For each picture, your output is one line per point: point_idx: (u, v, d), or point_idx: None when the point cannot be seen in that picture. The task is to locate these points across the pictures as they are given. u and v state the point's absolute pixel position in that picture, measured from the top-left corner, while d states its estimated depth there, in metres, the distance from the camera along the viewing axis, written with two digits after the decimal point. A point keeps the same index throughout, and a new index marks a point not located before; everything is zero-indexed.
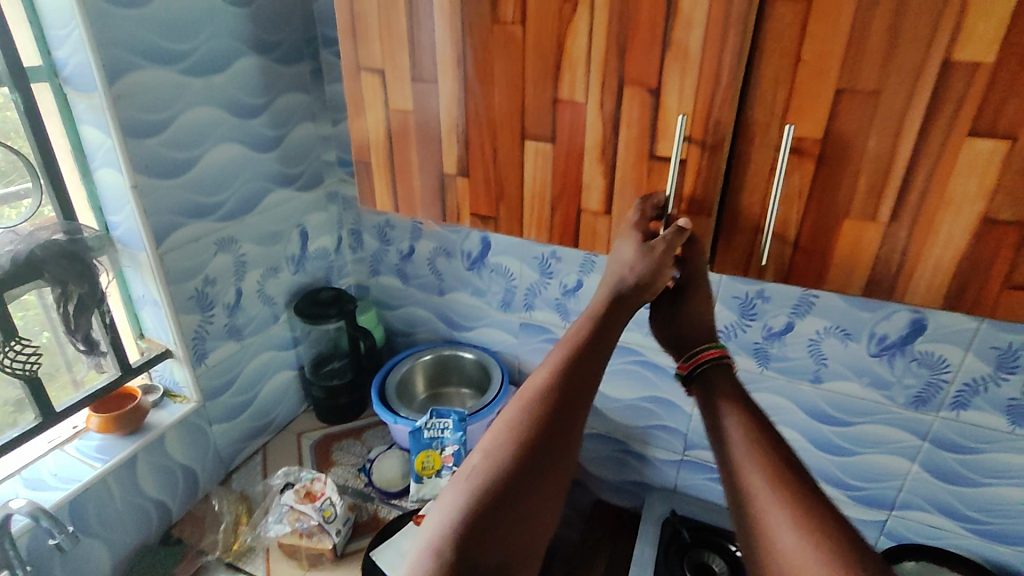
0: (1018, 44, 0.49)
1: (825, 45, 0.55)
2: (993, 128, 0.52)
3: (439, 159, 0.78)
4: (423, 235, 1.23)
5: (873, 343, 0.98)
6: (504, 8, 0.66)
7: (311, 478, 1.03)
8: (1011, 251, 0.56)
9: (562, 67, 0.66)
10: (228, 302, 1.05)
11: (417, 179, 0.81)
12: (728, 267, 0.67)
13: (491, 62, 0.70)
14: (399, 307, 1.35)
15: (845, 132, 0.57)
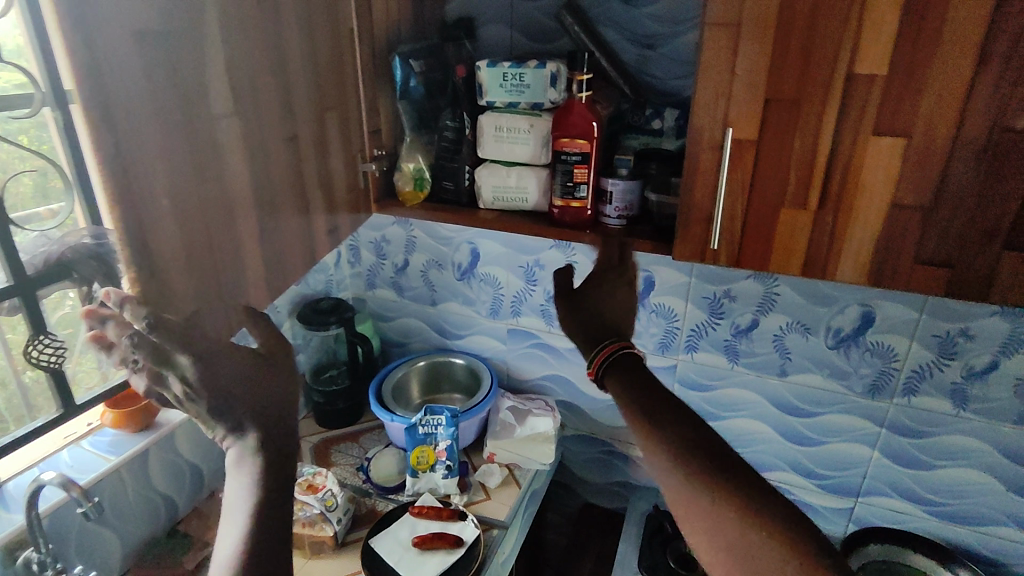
0: (903, 57, 0.60)
1: (751, 62, 0.66)
2: (892, 127, 0.63)
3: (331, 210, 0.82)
4: (416, 248, 1.33)
5: (830, 336, 1.07)
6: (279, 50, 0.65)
7: (314, 472, 1.12)
8: (916, 231, 0.66)
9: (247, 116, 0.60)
10: None
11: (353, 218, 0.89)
12: (686, 255, 0.77)
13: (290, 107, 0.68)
14: (394, 319, 1.43)
15: (774, 134, 0.68)
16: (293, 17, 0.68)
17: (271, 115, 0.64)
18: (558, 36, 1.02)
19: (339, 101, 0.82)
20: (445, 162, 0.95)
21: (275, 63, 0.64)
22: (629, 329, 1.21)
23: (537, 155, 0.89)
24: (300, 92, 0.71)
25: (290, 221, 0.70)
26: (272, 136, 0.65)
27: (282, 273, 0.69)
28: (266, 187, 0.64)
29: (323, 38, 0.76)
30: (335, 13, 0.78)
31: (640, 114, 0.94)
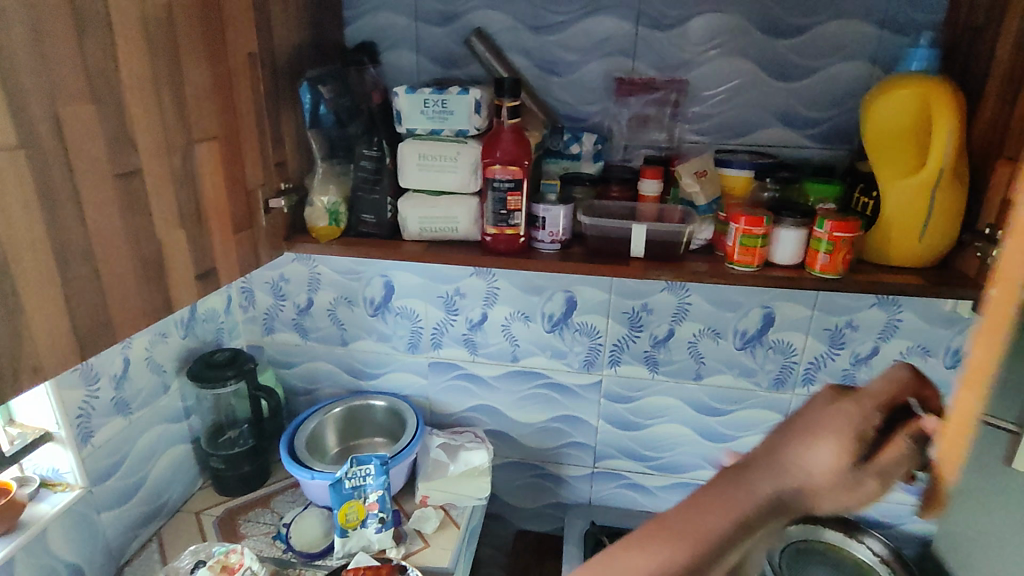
0: None
1: None
2: None
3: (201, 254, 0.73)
4: (322, 286, 1.23)
5: (737, 338, 1.15)
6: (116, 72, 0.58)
7: (225, 551, 0.98)
8: None
9: (52, 153, 0.52)
10: (115, 373, 0.97)
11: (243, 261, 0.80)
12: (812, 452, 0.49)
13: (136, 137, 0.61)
14: (298, 364, 1.32)
15: None
16: (142, 42, 0.61)
17: (90, 152, 0.56)
18: (468, 62, 1.01)
19: (224, 133, 0.74)
20: (364, 193, 0.90)
21: (98, 92, 0.56)
22: (553, 350, 1.21)
23: (465, 184, 0.86)
24: (153, 124, 0.63)
25: (121, 269, 0.61)
26: (92, 176, 0.56)
27: (107, 333, 0.60)
28: (75, 237, 0.55)
29: (200, 71, 0.69)
30: (210, 37, 0.70)
31: (558, 139, 0.96)
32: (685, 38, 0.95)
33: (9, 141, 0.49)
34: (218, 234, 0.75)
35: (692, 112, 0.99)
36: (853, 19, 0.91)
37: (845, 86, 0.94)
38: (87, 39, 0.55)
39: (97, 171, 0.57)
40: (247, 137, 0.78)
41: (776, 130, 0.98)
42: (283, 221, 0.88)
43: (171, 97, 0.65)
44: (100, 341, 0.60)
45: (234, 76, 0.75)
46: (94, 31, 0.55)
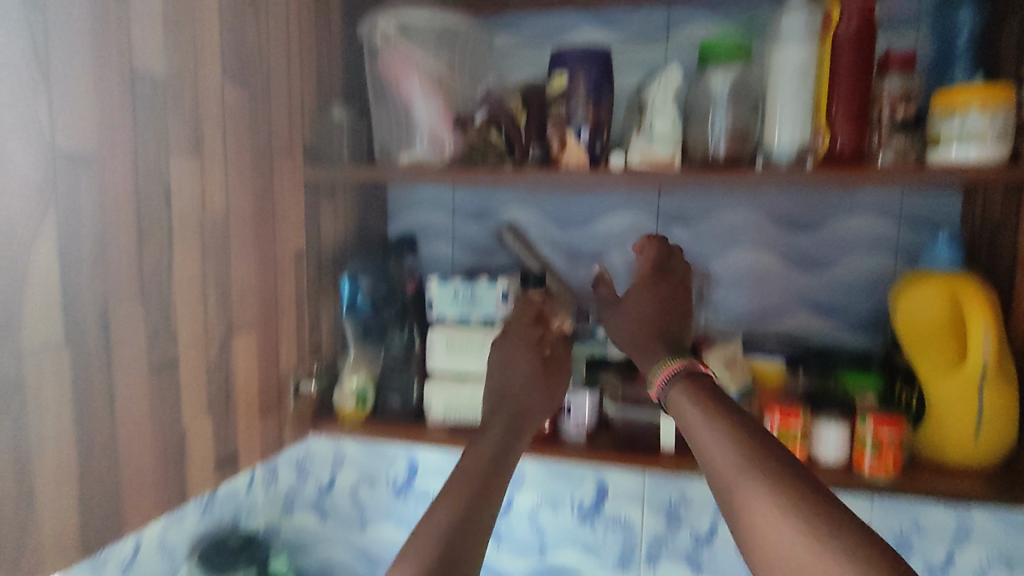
0: None
1: None
2: None
3: (225, 438, 0.73)
4: (345, 464, 1.21)
5: None
6: (167, 272, 0.64)
7: None
8: None
9: (93, 350, 0.56)
10: (122, 559, 0.94)
11: (266, 444, 0.80)
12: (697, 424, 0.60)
13: (178, 326, 0.65)
14: (313, 549, 1.24)
15: None
16: (197, 246, 0.68)
17: (130, 347, 0.60)
18: (499, 251, 1.08)
19: (263, 320, 0.78)
20: (392, 377, 0.92)
21: (147, 291, 0.61)
22: (584, 542, 1.11)
23: None
24: (194, 318, 0.67)
25: (138, 459, 0.61)
26: (127, 368, 0.59)
27: (113, 526, 0.59)
28: (101, 429, 0.57)
29: (247, 266, 0.75)
30: (261, 237, 0.77)
31: (585, 323, 0.95)
32: (704, 231, 1.00)
33: (55, 341, 0.52)
34: (245, 417, 0.76)
35: (718, 299, 1.01)
36: (868, 215, 0.94)
37: (869, 276, 0.95)
38: (146, 249, 0.61)
39: (132, 362, 0.60)
40: (286, 324, 0.83)
41: (805, 317, 0.98)
42: (312, 403, 0.89)
43: (216, 291, 0.70)
44: (104, 535, 0.58)
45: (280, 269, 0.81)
46: (154, 240, 0.62)
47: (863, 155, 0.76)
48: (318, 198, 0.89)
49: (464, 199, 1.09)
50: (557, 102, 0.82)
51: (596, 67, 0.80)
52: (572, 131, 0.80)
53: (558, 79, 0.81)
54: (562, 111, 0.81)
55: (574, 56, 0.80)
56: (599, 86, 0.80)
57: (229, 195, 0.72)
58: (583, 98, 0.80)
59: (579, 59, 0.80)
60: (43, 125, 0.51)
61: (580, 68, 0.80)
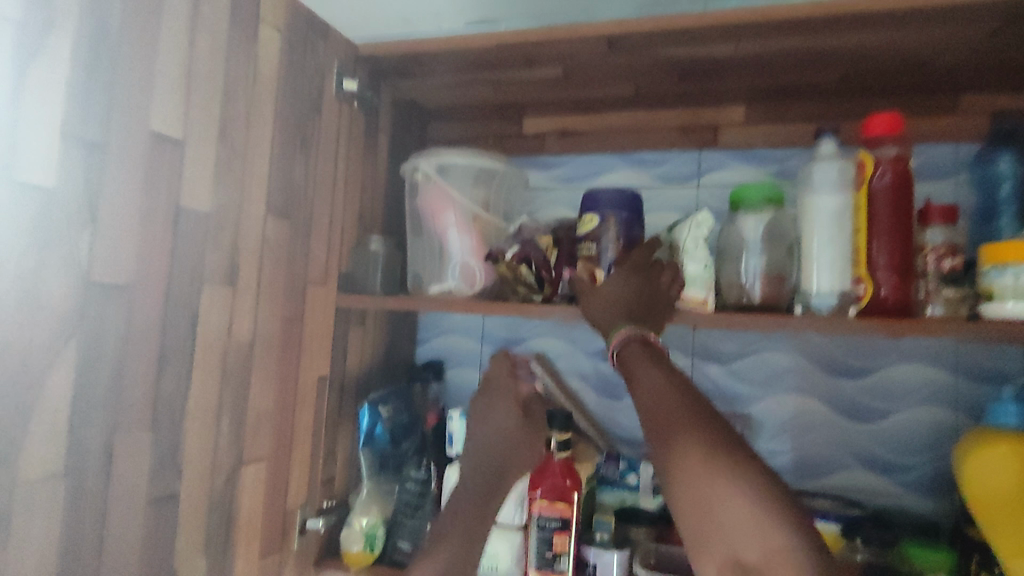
0: None
1: None
2: None
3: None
4: None
5: None
6: (182, 397, 0.63)
7: None
8: None
9: (92, 479, 0.54)
10: None
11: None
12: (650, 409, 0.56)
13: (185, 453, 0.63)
14: None
15: None
16: (216, 372, 0.67)
17: (131, 477, 0.58)
18: None
19: (276, 448, 0.76)
20: (405, 517, 0.85)
21: (158, 420, 0.60)
22: None
23: (509, 517, 0.81)
24: (203, 448, 0.66)
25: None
26: (123, 500, 0.57)
27: None
28: (84, 568, 0.53)
29: (267, 392, 0.74)
30: (284, 362, 0.77)
31: (613, 467, 0.90)
32: (742, 373, 0.96)
33: (54, 471, 0.51)
34: (243, 555, 0.71)
35: (761, 447, 0.93)
36: (921, 364, 0.88)
37: (928, 430, 0.87)
38: (164, 374, 0.61)
39: (131, 493, 0.58)
40: (299, 454, 0.79)
41: (859, 472, 0.89)
42: (318, 541, 0.84)
43: (230, 417, 0.69)
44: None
45: (300, 395, 0.80)
46: (174, 364, 0.62)
47: (907, 305, 0.72)
48: (348, 324, 0.90)
49: (494, 328, 1.08)
50: (586, 241, 0.81)
51: (626, 210, 0.81)
52: (601, 272, 0.79)
53: (588, 219, 0.81)
54: (592, 251, 0.81)
55: (604, 198, 0.81)
56: (630, 228, 0.81)
57: (256, 321, 0.73)
58: (614, 239, 0.80)
59: (609, 202, 0.81)
60: (81, 257, 0.53)
61: (610, 210, 0.81)
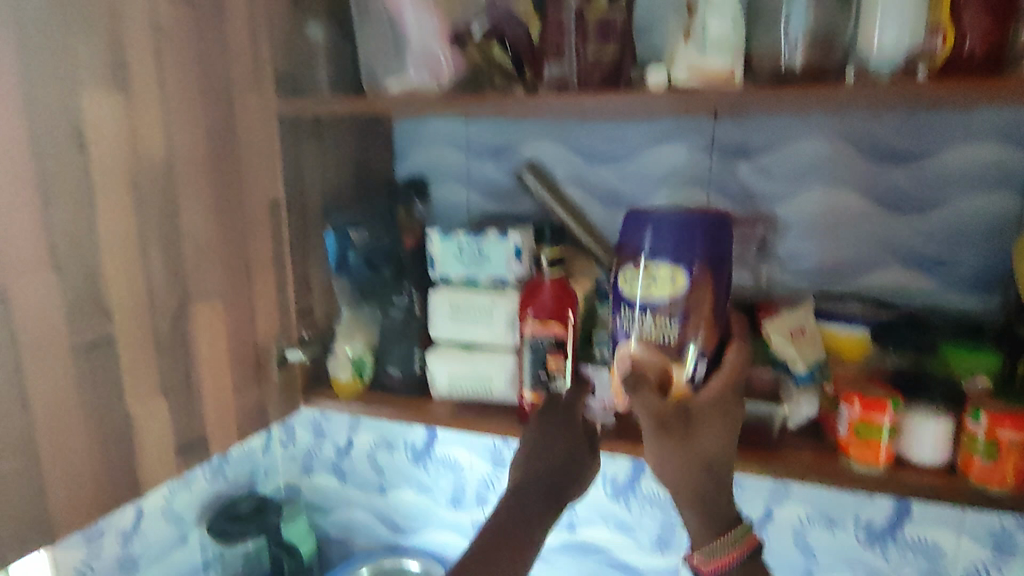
0: None
1: None
2: None
3: (188, 418, 0.64)
4: (362, 427, 1.12)
5: (860, 531, 0.87)
6: (87, 232, 0.53)
7: None
8: None
9: None
10: (124, 527, 0.90)
11: (244, 421, 0.71)
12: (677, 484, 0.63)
13: (110, 296, 0.55)
14: (334, 511, 1.18)
15: None
16: (129, 200, 0.56)
17: (41, 324, 0.50)
18: (520, 196, 0.92)
19: (231, 283, 0.67)
20: (392, 344, 0.80)
21: (61, 259, 0.51)
22: (617, 522, 1.01)
23: (500, 338, 0.74)
24: (132, 289, 0.57)
25: (66, 452, 0.53)
26: (38, 351, 0.50)
27: (37, 529, 0.51)
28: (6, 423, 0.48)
29: (206, 221, 0.64)
30: (221, 186, 0.65)
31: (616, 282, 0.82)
32: (771, 168, 0.81)
33: None
34: (214, 394, 0.67)
35: (786, 251, 0.82)
36: (992, 143, 0.72)
37: (985, 221, 0.74)
38: (54, 206, 0.50)
39: (46, 342, 0.50)
40: (262, 287, 0.71)
41: (896, 273, 0.79)
42: (302, 374, 0.79)
43: (161, 253, 0.59)
44: (25, 538, 0.51)
45: (253, 222, 0.69)
46: (64, 196, 0.51)
47: (1001, 56, 0.56)
48: (300, 139, 0.76)
49: (481, 134, 0.92)
50: (662, 308, 0.66)
51: (713, 251, 0.65)
52: (684, 376, 0.66)
53: (662, 272, 0.65)
54: (666, 322, 0.66)
55: (669, 239, 0.65)
56: (721, 239, 0.66)
57: (170, 137, 0.60)
58: (694, 314, 0.66)
59: (682, 246, 0.65)
60: None
61: (682, 253, 0.65)
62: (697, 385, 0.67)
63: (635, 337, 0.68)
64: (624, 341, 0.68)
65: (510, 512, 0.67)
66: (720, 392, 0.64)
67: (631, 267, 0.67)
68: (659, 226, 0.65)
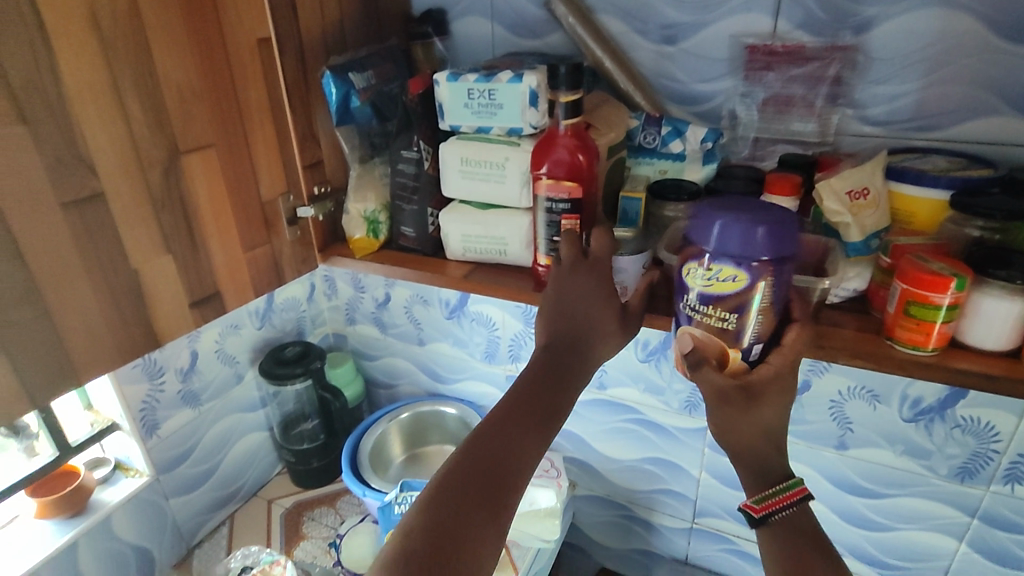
0: None
1: None
2: None
3: (199, 275, 0.64)
4: (398, 282, 1.13)
5: (905, 407, 0.81)
6: (51, 79, 0.49)
7: (271, 561, 0.98)
8: None
9: None
10: (181, 366, 0.98)
11: (260, 278, 0.71)
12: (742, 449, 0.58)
13: (92, 150, 0.52)
14: (377, 358, 1.24)
15: None
16: (94, 42, 0.51)
17: (25, 179, 0.48)
18: (550, 29, 0.79)
19: (226, 133, 0.64)
20: (404, 202, 0.76)
21: (27, 110, 0.48)
22: (648, 383, 1.00)
23: (515, 199, 0.69)
24: (116, 143, 0.54)
25: (80, 310, 0.54)
26: (24, 207, 0.49)
27: (63, 376, 0.54)
28: (9, 279, 0.49)
29: (186, 65, 0.58)
30: (198, 22, 0.58)
31: (653, 132, 0.73)
32: None
33: None
34: (223, 252, 0.66)
35: (864, 93, 0.68)
36: None
37: None
38: (5, 49, 0.46)
39: (31, 199, 0.49)
40: (261, 141, 0.68)
41: (1002, 119, 0.64)
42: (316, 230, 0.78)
43: (141, 102, 0.55)
44: (55, 384, 0.54)
45: (241, 66, 0.64)
46: (17, 37, 0.46)
47: None
48: None
49: None
50: (720, 304, 0.55)
51: (782, 249, 0.52)
52: (738, 348, 0.56)
53: (724, 272, 0.54)
54: (696, 265, 0.56)
55: (734, 238, 0.52)
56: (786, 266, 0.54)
57: None
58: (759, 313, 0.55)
59: (748, 236, 0.52)
60: None
61: (734, 226, 0.52)
62: (753, 361, 0.57)
63: (695, 320, 0.57)
64: (684, 320, 0.58)
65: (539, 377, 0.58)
66: (777, 372, 0.56)
67: (695, 260, 0.56)
68: (724, 222, 0.53)
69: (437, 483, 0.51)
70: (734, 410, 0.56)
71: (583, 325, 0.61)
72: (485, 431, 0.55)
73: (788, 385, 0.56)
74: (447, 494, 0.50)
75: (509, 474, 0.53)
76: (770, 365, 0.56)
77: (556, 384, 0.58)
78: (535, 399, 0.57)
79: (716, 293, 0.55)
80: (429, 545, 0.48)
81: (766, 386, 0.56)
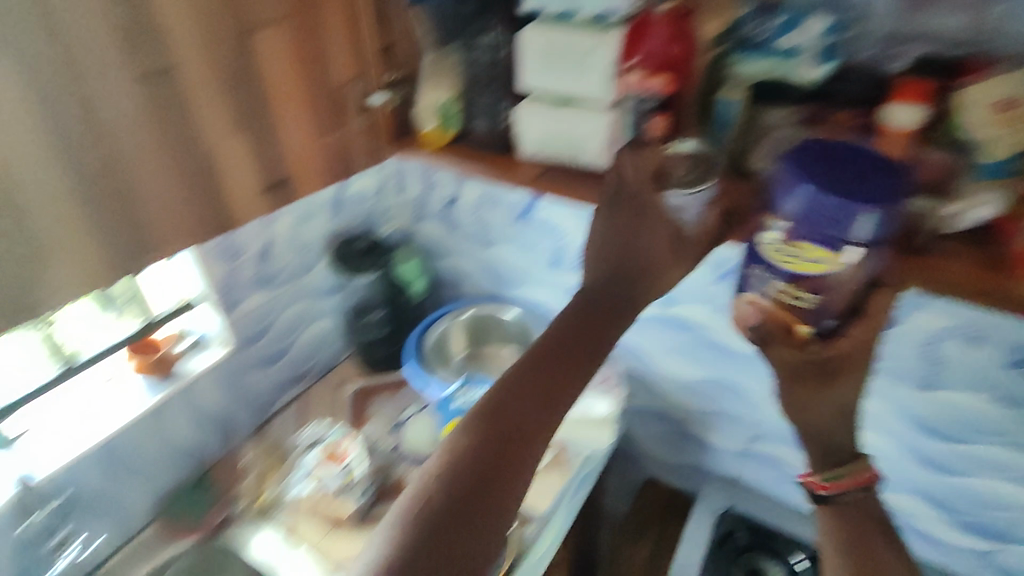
0: None
1: None
2: None
3: (270, 159, 0.63)
4: (467, 182, 1.10)
5: (1011, 354, 0.73)
6: None
7: (339, 436, 1.07)
8: None
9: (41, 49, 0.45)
10: (257, 250, 1.01)
11: (330, 167, 0.70)
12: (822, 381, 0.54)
13: (164, 18, 0.50)
14: (443, 257, 1.24)
15: None
16: None
17: (98, 46, 0.47)
18: None
19: (297, 7, 0.60)
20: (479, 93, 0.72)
21: None
22: (718, 304, 0.95)
23: (597, 92, 0.64)
24: (187, 12, 0.52)
25: (157, 186, 0.55)
26: (100, 76, 0.48)
27: (145, 250, 0.56)
28: (90, 150, 0.49)
29: None
30: None
31: (763, 25, 0.64)
32: None
33: None
34: (293, 137, 0.65)
35: None
36: None
37: None
38: None
39: (106, 68, 0.48)
40: (332, 17, 0.64)
41: None
42: (387, 120, 0.75)
43: None
44: (137, 257, 0.56)
45: None
46: None
47: None
48: None
49: None
50: (799, 283, 0.50)
51: (880, 232, 0.46)
52: (810, 324, 0.53)
53: (810, 253, 0.48)
54: (777, 236, 0.50)
55: (829, 210, 0.45)
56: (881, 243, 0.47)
57: None
58: (836, 292, 0.50)
59: (845, 212, 0.45)
60: None
61: (831, 200, 0.45)
62: (825, 334, 0.54)
63: (766, 291, 0.53)
64: (752, 288, 0.54)
65: (582, 314, 0.59)
66: (853, 345, 0.54)
67: (776, 230, 0.50)
68: (822, 190, 0.45)
69: (477, 411, 0.56)
70: (810, 386, 0.55)
71: (633, 277, 0.60)
72: (524, 363, 0.58)
73: (866, 358, 0.54)
74: (484, 425, 0.55)
75: (546, 406, 0.56)
76: (848, 339, 0.54)
77: (597, 324, 0.59)
78: (574, 337, 0.59)
79: (801, 271, 0.50)
80: (466, 466, 0.53)
81: (842, 361, 0.54)
